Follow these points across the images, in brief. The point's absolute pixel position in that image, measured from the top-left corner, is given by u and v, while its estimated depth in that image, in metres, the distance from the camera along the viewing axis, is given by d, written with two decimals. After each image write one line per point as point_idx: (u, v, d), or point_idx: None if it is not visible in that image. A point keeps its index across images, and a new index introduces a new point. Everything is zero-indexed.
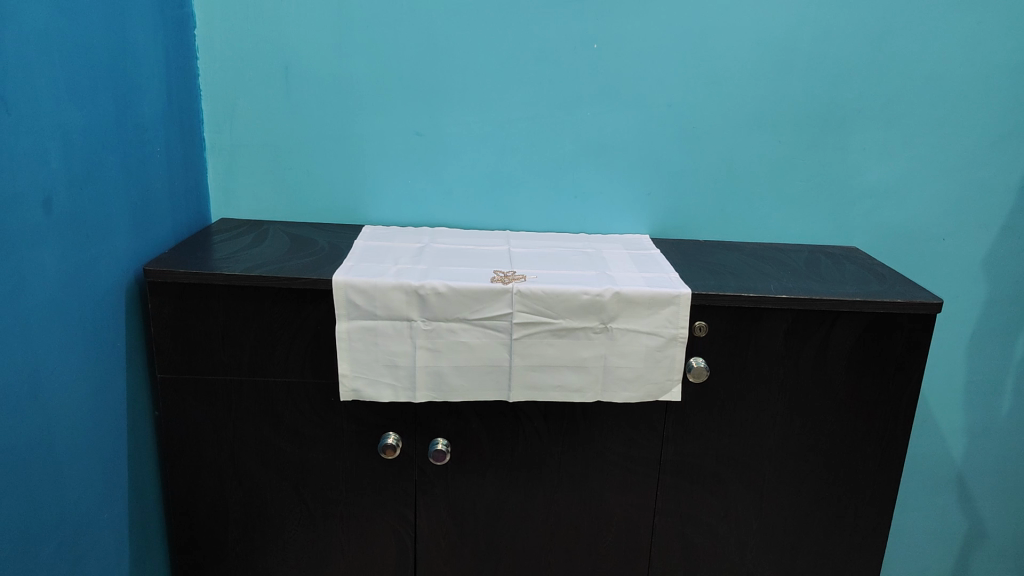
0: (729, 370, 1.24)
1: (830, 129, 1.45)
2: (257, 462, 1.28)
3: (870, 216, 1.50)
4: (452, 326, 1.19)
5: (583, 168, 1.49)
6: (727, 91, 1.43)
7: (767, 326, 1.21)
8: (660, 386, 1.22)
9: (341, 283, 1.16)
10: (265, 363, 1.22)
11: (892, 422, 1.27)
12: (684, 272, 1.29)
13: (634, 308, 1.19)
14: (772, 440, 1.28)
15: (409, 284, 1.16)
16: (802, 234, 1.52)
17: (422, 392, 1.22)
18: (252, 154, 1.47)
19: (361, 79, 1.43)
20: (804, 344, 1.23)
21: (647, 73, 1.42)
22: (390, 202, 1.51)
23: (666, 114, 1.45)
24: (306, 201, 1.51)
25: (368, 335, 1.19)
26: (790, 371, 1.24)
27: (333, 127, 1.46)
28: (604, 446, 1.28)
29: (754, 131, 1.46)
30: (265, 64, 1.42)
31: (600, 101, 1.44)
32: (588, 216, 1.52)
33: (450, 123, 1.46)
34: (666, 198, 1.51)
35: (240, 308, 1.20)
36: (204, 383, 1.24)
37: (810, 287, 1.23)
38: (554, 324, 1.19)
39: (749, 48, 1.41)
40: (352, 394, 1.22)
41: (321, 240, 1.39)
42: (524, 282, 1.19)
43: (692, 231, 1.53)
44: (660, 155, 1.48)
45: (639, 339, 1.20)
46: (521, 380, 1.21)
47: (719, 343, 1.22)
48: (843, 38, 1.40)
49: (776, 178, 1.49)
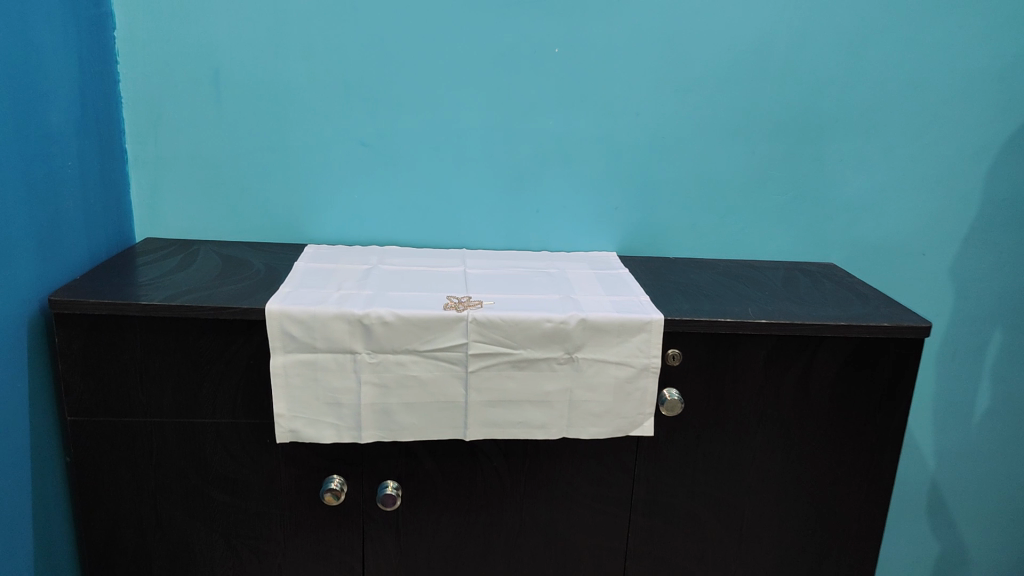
0: (705, 402, 1.14)
1: (806, 140, 1.37)
2: (183, 511, 1.15)
3: (848, 230, 1.42)
4: (401, 359, 1.07)
5: (547, 181, 1.38)
6: (697, 98, 1.34)
7: (745, 353, 1.12)
8: (631, 421, 1.12)
9: (276, 313, 1.04)
10: (190, 403, 1.09)
11: (878, 452, 1.18)
12: (654, 294, 1.19)
13: (602, 336, 1.08)
14: (751, 475, 1.18)
15: (352, 313, 1.04)
16: (778, 250, 1.43)
17: (368, 432, 1.10)
18: (181, 167, 1.34)
19: (302, 84, 1.30)
20: (784, 373, 1.13)
21: (612, 79, 1.32)
22: (336, 219, 1.39)
23: (633, 123, 1.35)
24: (242, 219, 1.37)
25: (306, 370, 1.07)
26: (770, 401, 1.14)
27: (271, 138, 1.33)
28: (570, 486, 1.17)
29: (726, 142, 1.37)
30: (193, 68, 1.29)
31: (563, 109, 1.34)
32: (551, 233, 1.41)
33: (399, 133, 1.34)
34: (634, 214, 1.41)
35: (160, 342, 1.06)
36: (121, 426, 1.10)
37: (790, 310, 1.14)
38: (514, 355, 1.08)
39: (721, 52, 1.31)
40: (289, 435, 1.09)
41: (257, 262, 1.26)
42: (481, 309, 1.08)
43: (661, 249, 1.43)
44: (627, 168, 1.38)
45: (607, 370, 1.10)
46: (478, 417, 1.10)
47: (693, 372, 1.12)
48: (818, 43, 1.32)
49: (749, 191, 1.40)
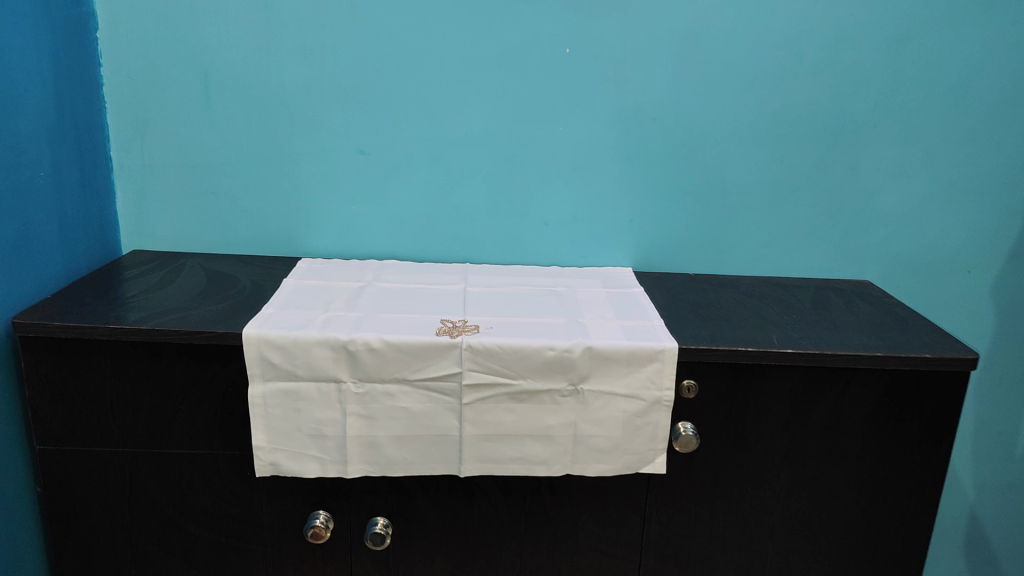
0: (724, 438, 1.03)
1: (840, 148, 1.25)
2: (159, 546, 1.07)
3: (885, 245, 1.30)
4: (389, 389, 0.99)
5: (556, 192, 1.28)
6: (720, 102, 1.23)
7: (769, 386, 1.01)
8: (641, 457, 1.02)
9: (254, 338, 0.96)
10: (164, 432, 1.02)
11: (917, 495, 1.07)
12: (670, 318, 1.09)
13: (609, 366, 0.98)
14: (774, 518, 1.08)
15: (336, 338, 0.96)
16: (807, 267, 1.32)
17: (355, 467, 1.01)
18: (168, 176, 1.26)
19: (294, 88, 1.22)
20: (812, 407, 1.02)
21: (627, 82, 1.22)
22: (331, 232, 1.30)
23: (650, 129, 1.25)
24: (232, 230, 1.30)
25: (287, 399, 0.99)
26: (796, 438, 1.04)
27: (262, 145, 1.25)
28: (574, 527, 1.07)
29: (751, 150, 1.26)
30: (179, 71, 1.21)
31: (573, 113, 1.24)
32: (561, 246, 1.32)
33: (398, 141, 1.25)
34: (651, 226, 1.30)
35: (132, 367, 0.99)
36: (92, 456, 1.03)
37: (819, 338, 1.03)
38: (513, 386, 0.98)
39: (746, 52, 1.21)
40: (270, 469, 1.01)
41: (244, 279, 1.18)
42: (477, 335, 0.99)
43: (679, 264, 1.33)
44: (643, 177, 1.27)
45: (615, 403, 1.00)
46: (473, 452, 1.01)
47: (711, 406, 1.02)
48: (854, 42, 1.20)
49: (777, 203, 1.29)
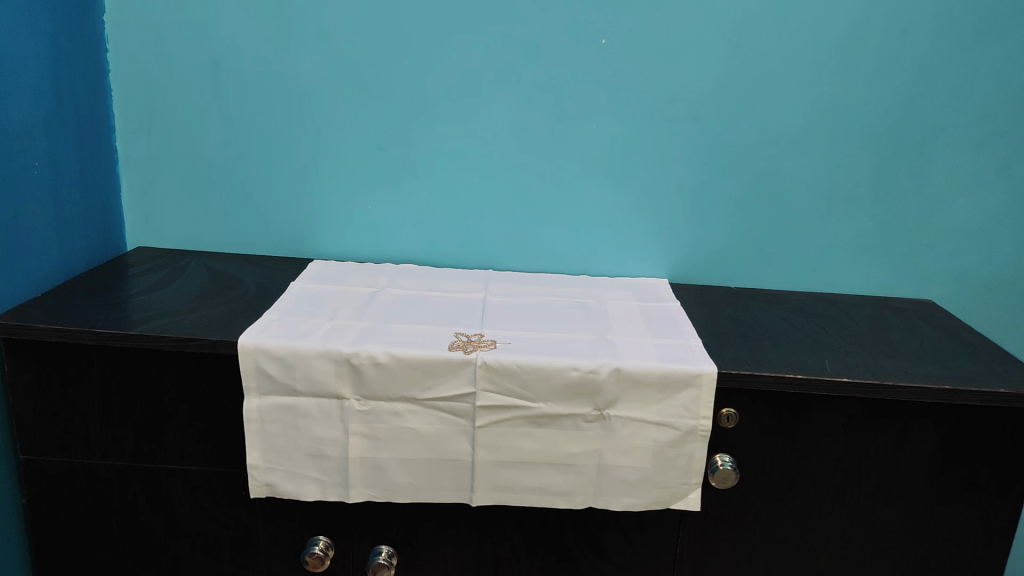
0: (767, 474, 0.92)
1: (904, 154, 1.14)
2: (148, 567, 1.00)
3: (950, 261, 1.18)
4: (395, 408, 0.90)
5: (588, 195, 1.18)
6: (770, 100, 1.12)
7: (820, 418, 0.90)
8: (672, 492, 0.92)
9: (251, 348, 0.88)
10: (155, 446, 0.94)
11: (985, 546, 0.95)
12: (709, 337, 0.98)
13: (639, 390, 0.88)
14: (822, 565, 0.96)
15: (338, 351, 0.88)
16: (862, 283, 1.20)
17: (357, 491, 0.93)
18: (175, 169, 1.19)
19: (309, 78, 1.14)
20: (868, 443, 0.91)
21: (669, 78, 1.12)
22: (346, 233, 1.22)
23: (693, 129, 1.14)
24: (242, 229, 1.22)
25: (285, 415, 0.91)
26: (849, 477, 0.93)
27: (274, 138, 1.17)
28: (597, 564, 0.97)
29: (804, 153, 1.14)
30: (189, 59, 1.13)
31: (610, 110, 1.14)
32: (592, 254, 1.22)
33: (419, 137, 1.16)
34: (690, 235, 1.20)
35: (121, 376, 0.92)
36: (79, 468, 0.96)
37: (878, 365, 0.92)
38: (532, 409, 0.89)
39: (802, 46, 1.09)
40: (265, 490, 0.93)
41: (249, 281, 1.11)
42: (493, 350, 0.89)
43: (720, 277, 1.22)
44: (683, 181, 1.17)
45: (645, 431, 0.90)
46: (487, 480, 0.91)
47: (754, 439, 0.91)
48: (922, 36, 1.09)
49: (830, 212, 1.17)
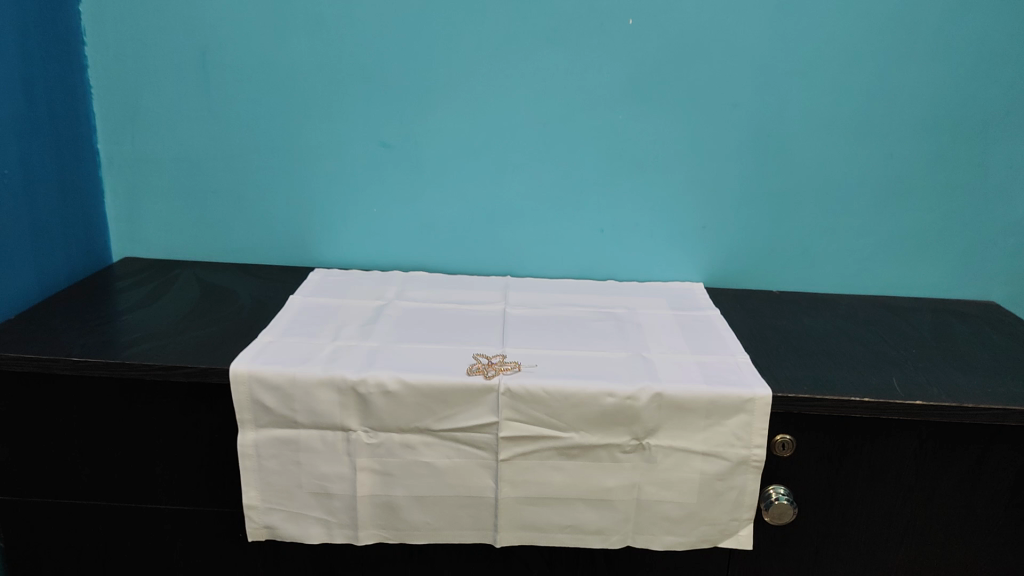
0: (827, 507, 0.82)
1: (965, 141, 1.03)
2: None
3: (1014, 259, 1.08)
4: (408, 440, 0.80)
5: (614, 193, 1.08)
6: (817, 84, 1.01)
7: (887, 444, 0.80)
8: (721, 529, 0.81)
9: (244, 376, 0.78)
10: (141, 484, 0.85)
11: None
12: (756, 351, 0.88)
13: (683, 417, 0.78)
14: None
15: (343, 378, 0.78)
16: (916, 283, 1.10)
17: (367, 532, 0.83)
18: (163, 172, 1.09)
19: (306, 70, 1.03)
20: (943, 472, 0.81)
21: (704, 61, 1.01)
22: (351, 238, 1.12)
23: (730, 117, 1.03)
24: (237, 235, 1.12)
25: (284, 450, 0.81)
26: (920, 510, 0.82)
27: (269, 136, 1.07)
28: None
29: (854, 142, 1.03)
30: (174, 51, 1.03)
31: (639, 99, 1.03)
32: (619, 257, 1.11)
33: (429, 132, 1.06)
34: (727, 235, 1.09)
35: (101, 408, 0.82)
36: (59, 509, 0.86)
37: (951, 383, 0.82)
38: (562, 440, 0.79)
39: (853, 22, 0.98)
40: (265, 532, 0.83)
41: (245, 295, 1.01)
42: (517, 374, 0.79)
43: (760, 280, 1.11)
44: (719, 175, 1.06)
45: (690, 462, 0.79)
46: (512, 519, 0.81)
47: (813, 468, 0.81)
48: (987, 10, 0.97)
49: (882, 206, 1.06)
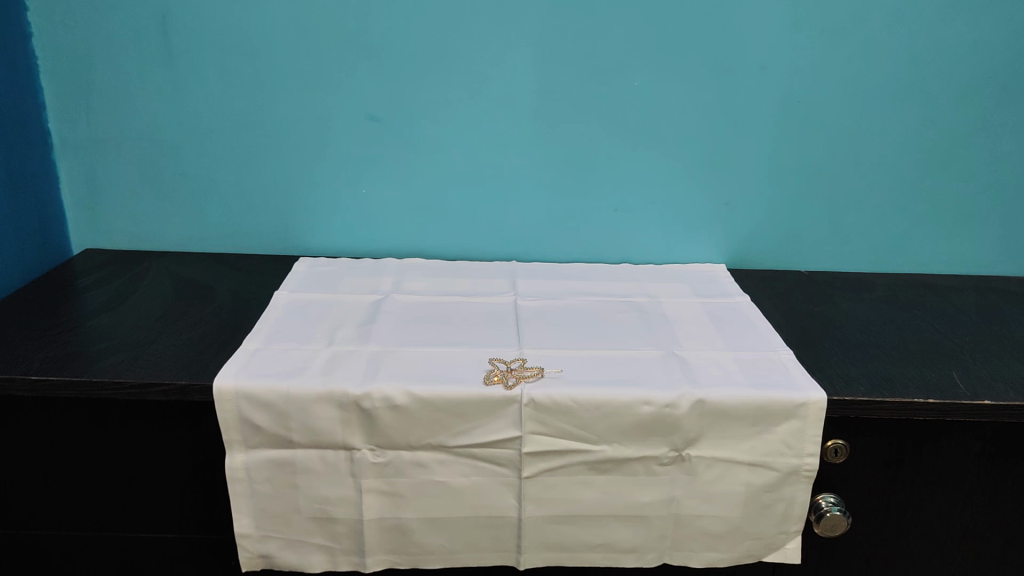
0: (880, 514, 0.75)
1: (1011, 104, 0.94)
2: None
3: None
4: (420, 458, 0.71)
5: (629, 168, 0.98)
6: (853, 44, 0.91)
7: (949, 447, 0.72)
8: (767, 543, 0.74)
9: (230, 393, 0.68)
10: (119, 512, 0.75)
11: None
12: (798, 346, 0.79)
13: (728, 426, 0.70)
14: None
15: (343, 393, 0.68)
16: (951, 259, 1.03)
17: (376, 558, 0.74)
18: (124, 153, 0.97)
19: (283, 36, 0.91)
20: (1008, 474, 0.74)
21: (730, 22, 0.91)
22: (339, 222, 1.02)
23: (757, 82, 0.93)
24: (212, 222, 1.01)
25: (279, 473, 0.71)
26: (981, 514, 0.75)
27: (244, 111, 0.95)
28: None
29: (890, 107, 0.94)
30: (129, 16, 0.90)
31: (657, 64, 0.93)
32: (634, 238, 1.02)
33: (423, 103, 0.95)
34: (751, 211, 1.00)
35: (67, 431, 0.72)
36: (26, 541, 0.77)
37: (1016, 376, 0.74)
38: (593, 454, 0.70)
39: None
40: (261, 561, 0.75)
41: (224, 291, 0.90)
42: (542, 381, 0.70)
43: (785, 258, 1.03)
44: (744, 146, 0.97)
45: (735, 474, 0.71)
46: (537, 539, 0.73)
47: (868, 474, 0.73)
48: None
49: (919, 177, 0.98)
